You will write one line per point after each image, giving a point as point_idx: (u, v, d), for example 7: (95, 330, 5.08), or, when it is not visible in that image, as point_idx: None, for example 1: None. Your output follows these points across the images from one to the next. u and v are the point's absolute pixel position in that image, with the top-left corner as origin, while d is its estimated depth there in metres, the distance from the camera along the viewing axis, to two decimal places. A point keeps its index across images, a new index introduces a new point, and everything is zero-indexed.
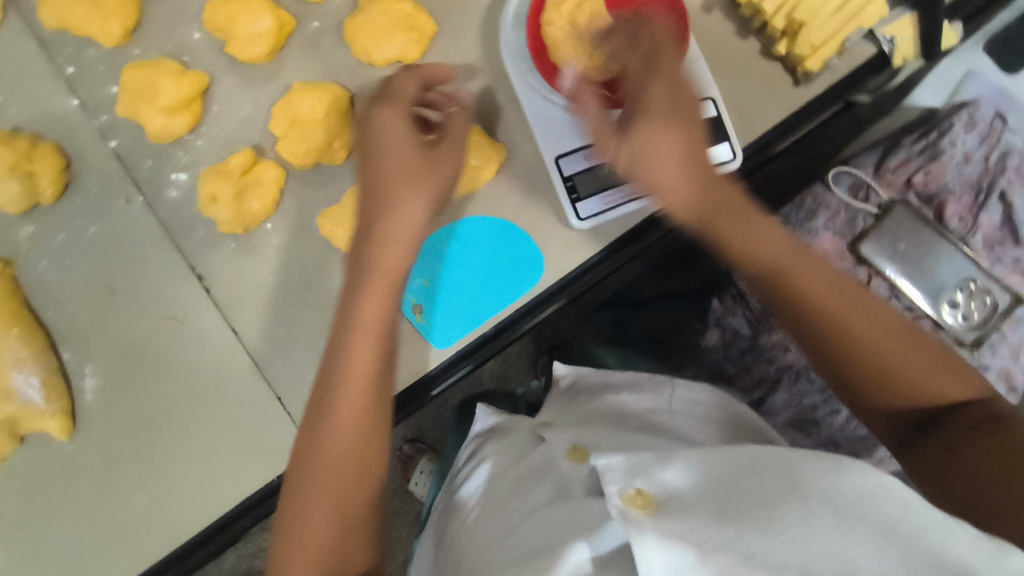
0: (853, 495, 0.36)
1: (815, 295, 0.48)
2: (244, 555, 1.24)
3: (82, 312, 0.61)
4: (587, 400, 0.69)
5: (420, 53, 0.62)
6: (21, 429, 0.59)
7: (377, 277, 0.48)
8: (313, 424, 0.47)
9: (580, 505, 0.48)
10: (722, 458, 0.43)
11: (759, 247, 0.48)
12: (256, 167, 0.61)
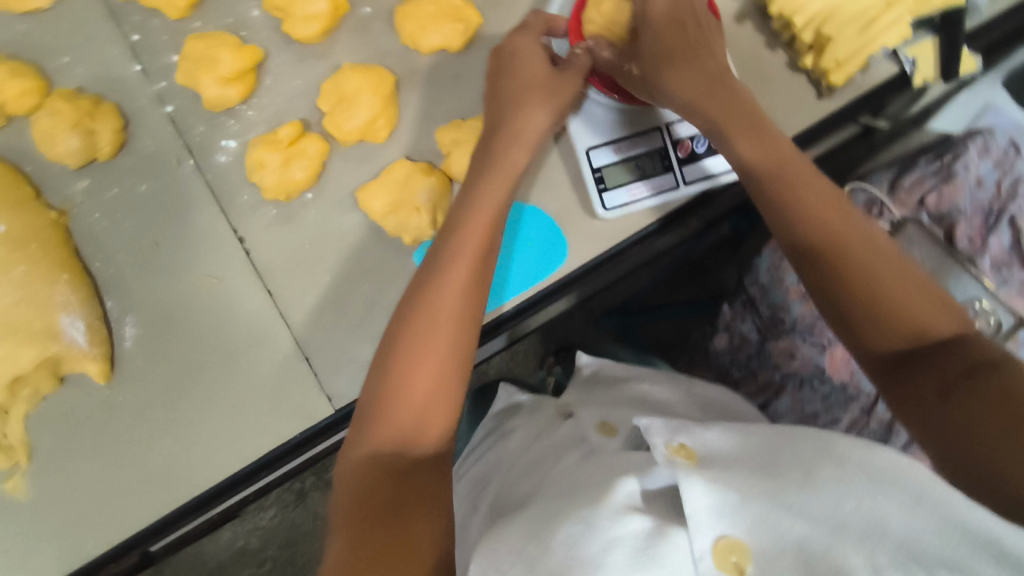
0: (890, 467, 0.40)
1: (822, 217, 0.52)
2: (242, 531, 1.27)
3: (128, 264, 0.64)
4: (607, 385, 0.75)
5: (464, 45, 0.66)
6: (63, 370, 0.62)
7: (467, 237, 0.54)
8: (398, 357, 0.51)
9: (619, 460, 0.54)
10: (761, 433, 0.49)
11: (767, 146, 0.54)
12: (302, 139, 0.64)
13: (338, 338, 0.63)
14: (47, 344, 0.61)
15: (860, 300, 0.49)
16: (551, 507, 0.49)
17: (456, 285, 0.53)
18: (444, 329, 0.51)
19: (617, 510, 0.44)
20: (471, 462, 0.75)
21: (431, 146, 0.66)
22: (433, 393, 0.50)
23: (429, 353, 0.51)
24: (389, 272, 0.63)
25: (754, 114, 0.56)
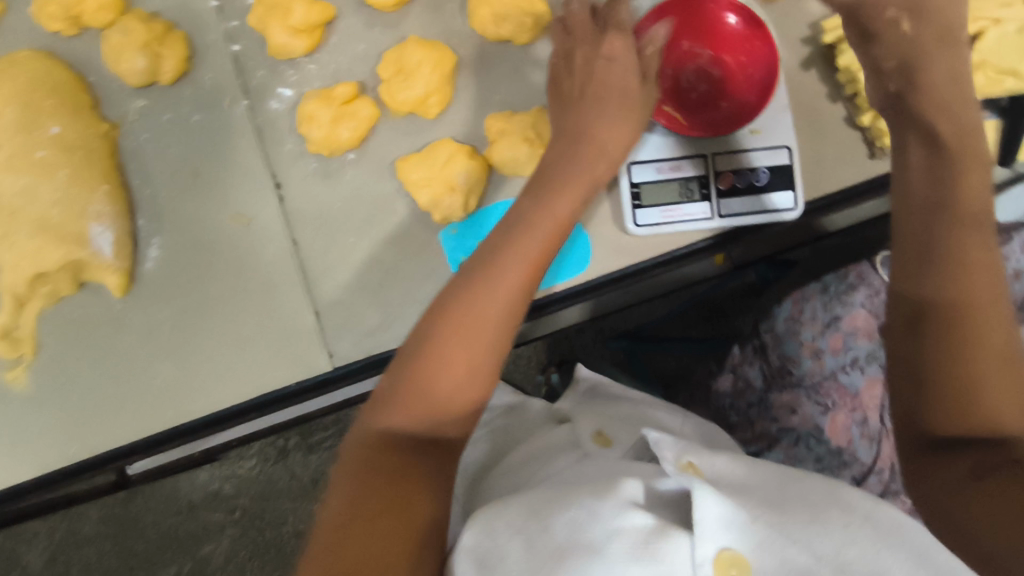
0: (888, 525, 0.44)
1: (965, 259, 0.48)
2: (218, 475, 1.29)
3: (166, 189, 0.66)
4: (605, 401, 0.74)
5: (530, 40, 0.66)
6: (83, 276, 0.63)
7: (532, 226, 0.54)
8: (449, 319, 0.52)
9: (625, 465, 0.54)
10: (764, 470, 0.50)
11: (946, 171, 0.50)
12: (355, 101, 0.65)
13: (351, 299, 0.64)
14: (75, 249, 0.62)
15: (952, 363, 0.46)
16: (550, 493, 0.50)
17: (518, 267, 0.53)
18: (498, 306, 0.52)
19: (620, 504, 0.45)
20: None
21: (478, 132, 0.66)
22: (473, 364, 0.51)
23: (480, 323, 0.51)
24: (414, 245, 0.64)
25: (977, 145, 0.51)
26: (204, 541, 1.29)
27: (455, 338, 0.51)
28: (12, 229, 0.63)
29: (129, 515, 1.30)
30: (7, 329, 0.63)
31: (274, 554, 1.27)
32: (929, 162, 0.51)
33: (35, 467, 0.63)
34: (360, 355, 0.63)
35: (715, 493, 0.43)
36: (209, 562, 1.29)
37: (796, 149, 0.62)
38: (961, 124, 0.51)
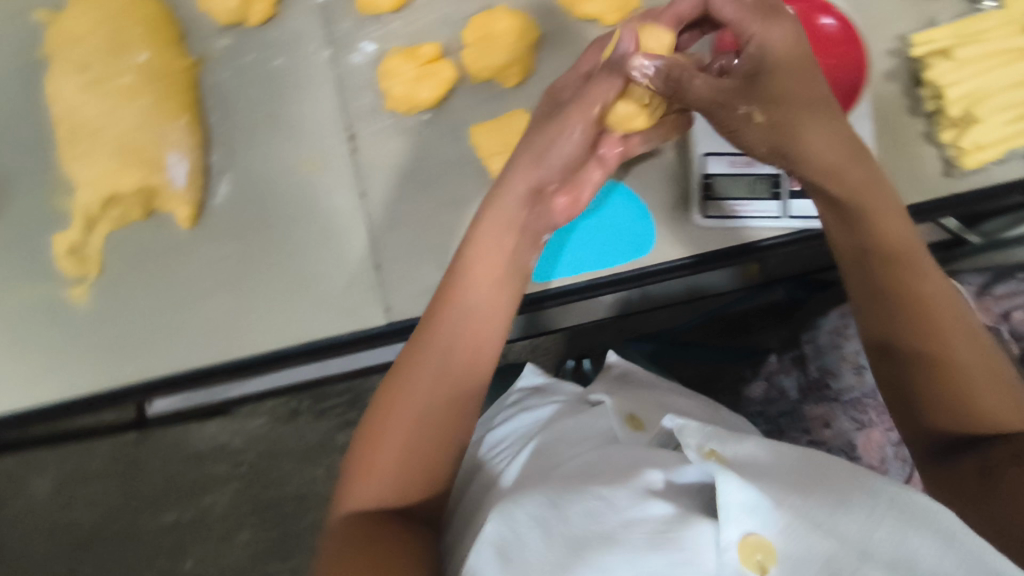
0: (923, 506, 0.40)
1: (913, 302, 0.48)
2: (228, 428, 1.28)
3: (241, 127, 0.66)
4: (635, 388, 0.74)
5: (616, 21, 0.66)
6: (154, 203, 0.64)
7: (483, 244, 0.52)
8: (389, 387, 0.50)
9: (649, 452, 0.53)
10: (790, 450, 0.47)
11: (883, 229, 0.49)
12: (438, 62, 0.66)
13: (412, 255, 0.64)
14: (150, 174, 0.63)
15: (927, 370, 0.46)
16: (572, 485, 0.50)
17: (453, 323, 0.50)
18: (437, 367, 0.49)
19: (635, 495, 0.45)
20: (486, 428, 0.74)
21: None
22: (427, 418, 0.48)
23: (421, 386, 0.48)
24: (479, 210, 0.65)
25: (882, 193, 0.49)
26: (205, 492, 1.28)
27: (395, 408, 0.48)
28: (93, 148, 0.64)
29: (136, 457, 1.29)
30: (75, 246, 0.64)
31: (273, 514, 1.27)
32: (845, 225, 0.51)
33: (85, 384, 0.63)
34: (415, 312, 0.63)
35: (736, 478, 0.40)
36: (209, 512, 1.28)
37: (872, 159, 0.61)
38: (868, 179, 0.49)
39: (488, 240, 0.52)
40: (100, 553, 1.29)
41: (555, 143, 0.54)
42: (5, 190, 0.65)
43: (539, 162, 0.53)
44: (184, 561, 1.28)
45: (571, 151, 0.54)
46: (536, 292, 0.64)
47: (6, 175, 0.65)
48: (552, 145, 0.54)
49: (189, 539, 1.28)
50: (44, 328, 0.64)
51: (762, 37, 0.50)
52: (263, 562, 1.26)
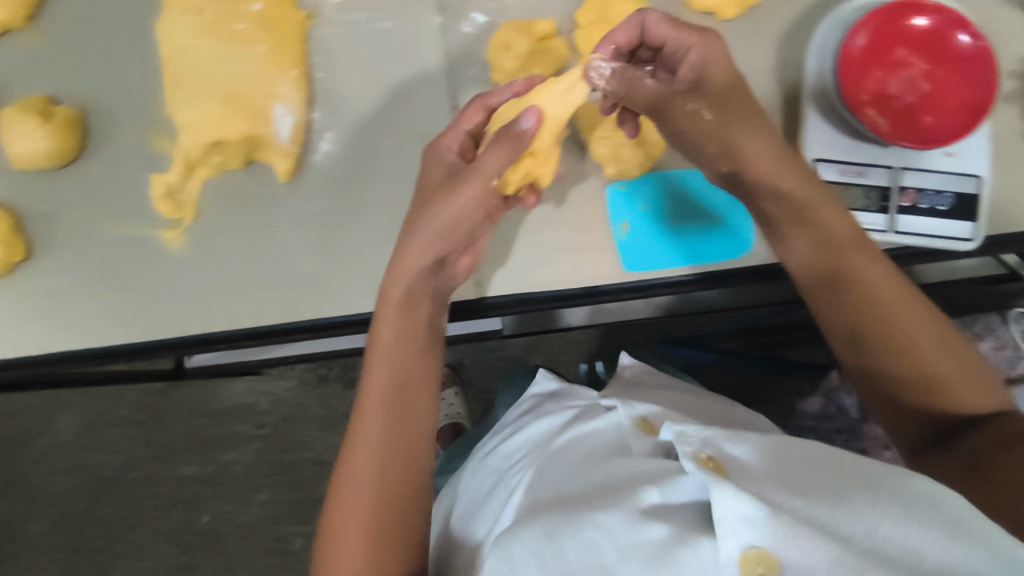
0: (918, 498, 0.41)
1: (862, 310, 0.52)
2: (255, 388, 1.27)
3: (347, 86, 0.66)
4: (646, 388, 0.73)
5: (734, 15, 0.66)
6: (255, 155, 0.64)
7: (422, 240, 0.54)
8: (341, 474, 0.53)
9: (655, 463, 0.55)
10: (788, 448, 0.47)
11: (826, 239, 0.54)
12: (552, 40, 0.65)
13: (508, 232, 0.64)
14: (255, 126, 0.63)
15: (903, 374, 0.50)
16: (573, 508, 0.54)
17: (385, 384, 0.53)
18: (374, 440, 0.52)
19: (635, 520, 0.49)
20: (503, 437, 0.74)
21: None
22: (377, 480, 0.51)
23: (360, 459, 0.52)
24: (580, 194, 0.65)
25: (817, 193, 0.54)
26: (226, 449, 1.26)
27: (348, 492, 0.52)
28: (198, 95, 0.63)
29: (162, 407, 1.28)
30: (173, 189, 0.64)
31: (293, 476, 1.26)
32: (805, 240, 0.55)
33: (174, 329, 0.64)
34: (505, 289, 0.64)
35: (732, 490, 0.40)
36: (229, 469, 1.26)
37: (986, 180, 0.60)
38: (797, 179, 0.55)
39: (386, 326, 0.54)
40: (118, 500, 1.27)
41: (456, 203, 0.53)
42: (109, 124, 0.66)
43: (445, 225, 0.53)
44: (201, 515, 1.26)
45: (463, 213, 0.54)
46: (494, 298, 0.64)
47: (111, 111, 0.66)
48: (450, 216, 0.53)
49: (206, 493, 1.26)
50: (141, 267, 0.65)
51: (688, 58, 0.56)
52: (279, 523, 1.25)
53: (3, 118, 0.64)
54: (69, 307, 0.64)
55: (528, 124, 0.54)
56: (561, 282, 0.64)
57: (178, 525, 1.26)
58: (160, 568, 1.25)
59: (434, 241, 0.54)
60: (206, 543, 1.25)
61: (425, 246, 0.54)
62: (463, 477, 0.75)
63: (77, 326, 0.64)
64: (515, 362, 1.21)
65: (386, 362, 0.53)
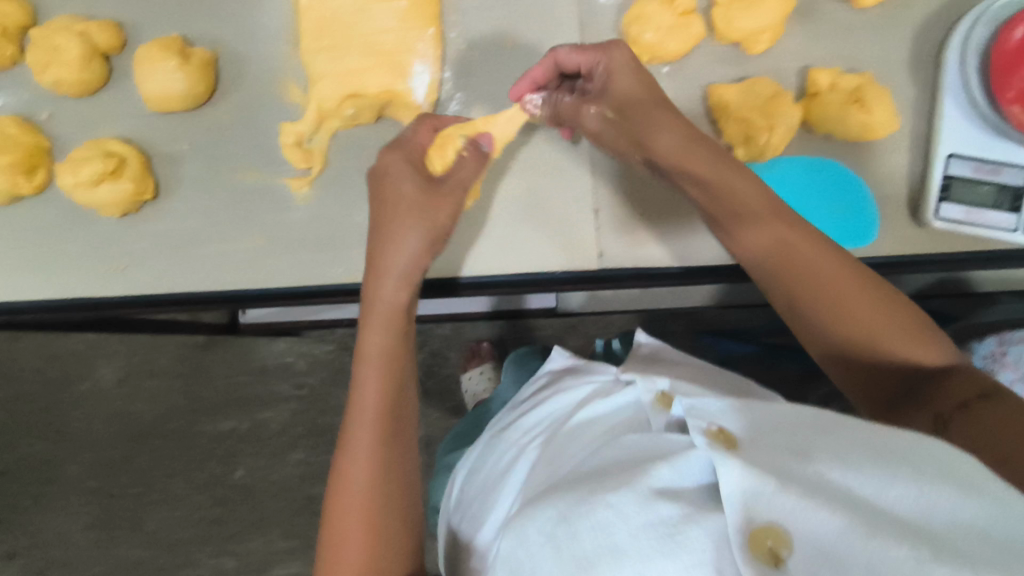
0: (932, 457, 0.35)
1: (799, 283, 0.50)
2: (296, 349, 1.21)
3: (479, 47, 0.66)
4: (666, 367, 0.68)
5: (875, 4, 0.65)
6: (386, 111, 0.65)
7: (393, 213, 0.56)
8: (337, 474, 0.53)
9: (663, 437, 0.51)
10: (786, 412, 0.44)
11: (755, 213, 0.52)
12: (692, 15, 0.65)
13: (632, 209, 0.65)
14: (396, 80, 0.64)
15: (851, 340, 0.49)
16: (581, 486, 0.48)
17: (377, 355, 0.54)
18: (369, 440, 0.53)
19: (644, 495, 0.42)
20: (522, 415, 0.72)
21: (800, 81, 0.66)
22: (377, 476, 0.52)
23: (359, 462, 0.52)
24: None
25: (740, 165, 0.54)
26: (265, 407, 1.23)
27: (346, 492, 0.52)
28: (342, 47, 0.64)
29: (201, 364, 1.21)
30: (303, 139, 0.64)
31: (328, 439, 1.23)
32: (745, 219, 0.53)
33: (291, 278, 0.64)
34: (628, 265, 0.65)
35: (736, 465, 0.39)
36: (265, 428, 1.23)
37: None
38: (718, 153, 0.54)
39: (374, 330, 0.55)
40: (156, 450, 1.23)
41: (448, 214, 0.57)
42: (239, 70, 0.66)
43: (431, 226, 0.56)
44: (235, 469, 1.24)
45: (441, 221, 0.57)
46: (468, 278, 0.65)
47: (242, 54, 0.66)
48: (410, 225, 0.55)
49: (242, 449, 1.24)
50: (258, 212, 0.65)
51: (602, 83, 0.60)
52: (312, 483, 1.23)
53: (139, 57, 0.64)
54: (190, 250, 0.64)
55: (489, 148, 0.63)
56: (684, 259, 0.64)
57: (213, 477, 1.24)
58: (191, 518, 1.24)
59: (410, 227, 0.55)
60: (240, 498, 1.24)
61: (414, 253, 0.55)
62: (479, 456, 0.73)
63: (197, 267, 0.64)
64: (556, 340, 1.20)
65: (376, 362, 0.54)
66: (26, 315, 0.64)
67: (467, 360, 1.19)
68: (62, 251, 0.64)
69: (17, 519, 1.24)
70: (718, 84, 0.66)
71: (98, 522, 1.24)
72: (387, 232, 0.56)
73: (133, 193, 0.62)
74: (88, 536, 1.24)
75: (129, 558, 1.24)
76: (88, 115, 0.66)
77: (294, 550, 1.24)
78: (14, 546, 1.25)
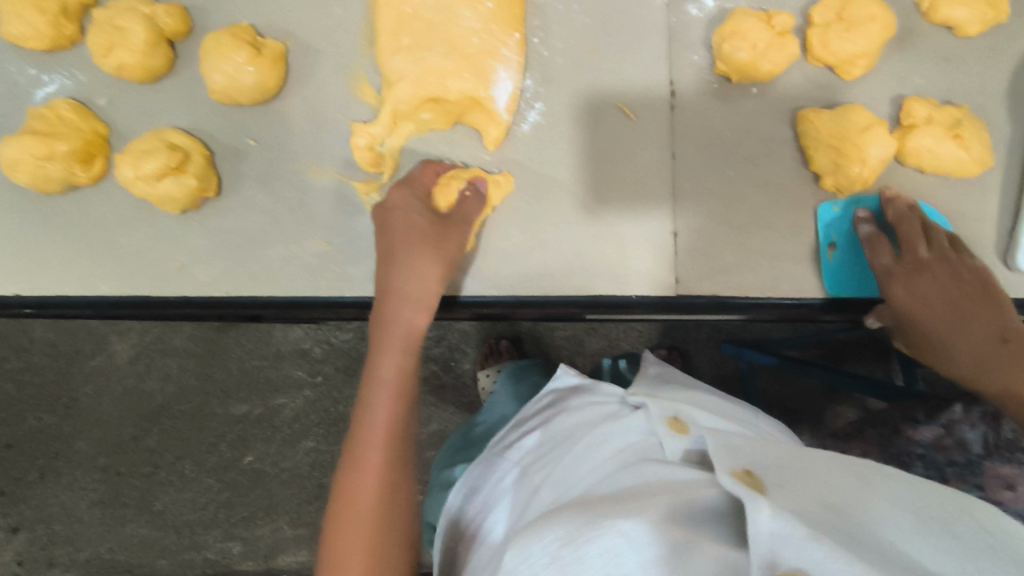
0: (936, 515, 0.42)
1: (970, 367, 0.55)
2: (314, 333, 1.08)
3: (562, 56, 0.64)
4: (676, 388, 0.64)
5: (976, 32, 0.62)
6: (464, 118, 0.63)
7: (417, 240, 0.57)
8: (343, 487, 0.51)
9: (676, 472, 0.51)
10: (801, 467, 0.47)
11: (918, 305, 0.57)
12: (788, 35, 0.62)
13: (712, 231, 0.62)
14: (479, 85, 0.62)
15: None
16: (591, 508, 0.48)
17: (397, 368, 0.54)
18: (377, 462, 0.51)
19: (651, 526, 0.44)
20: (516, 434, 0.65)
21: (892, 110, 0.63)
22: (382, 497, 0.50)
23: (366, 484, 0.50)
24: (790, 200, 0.62)
25: (926, 258, 0.57)
26: (280, 391, 1.09)
27: (348, 512, 0.50)
28: (423, 49, 0.63)
29: (213, 348, 1.09)
30: (376, 142, 0.62)
31: (341, 429, 1.09)
32: (907, 298, 0.57)
33: (357, 288, 0.61)
34: (705, 292, 0.62)
35: (769, 508, 0.40)
36: (279, 415, 1.09)
37: None
38: (908, 247, 0.58)
39: (390, 356, 0.54)
40: (167, 430, 1.10)
41: (458, 244, 0.59)
42: (310, 64, 0.63)
43: (447, 257, 0.58)
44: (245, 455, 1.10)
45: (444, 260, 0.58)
46: (470, 296, 0.62)
47: (315, 49, 0.63)
48: (417, 262, 0.56)
49: (254, 434, 1.09)
50: (324, 214, 0.62)
51: (900, 298, 0.57)
52: (325, 473, 1.09)
53: (208, 44, 0.61)
54: (252, 250, 0.62)
55: (484, 187, 0.61)
56: (764, 288, 0.62)
57: (221, 462, 1.09)
58: (198, 502, 1.09)
59: (424, 254, 0.57)
60: (250, 483, 1.09)
61: (434, 281, 0.57)
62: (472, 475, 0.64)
63: (260, 271, 0.62)
64: (574, 345, 1.09)
65: (389, 387, 0.53)
66: (79, 310, 0.61)
67: (483, 357, 1.07)
68: (120, 243, 0.62)
69: (22, 492, 1.10)
70: (810, 108, 0.63)
71: (104, 500, 1.10)
72: (407, 259, 0.56)
73: (196, 189, 0.60)
74: (93, 515, 1.10)
75: (133, 540, 1.10)
76: (150, 103, 0.63)
77: (303, 540, 1.09)
78: (20, 519, 1.10)
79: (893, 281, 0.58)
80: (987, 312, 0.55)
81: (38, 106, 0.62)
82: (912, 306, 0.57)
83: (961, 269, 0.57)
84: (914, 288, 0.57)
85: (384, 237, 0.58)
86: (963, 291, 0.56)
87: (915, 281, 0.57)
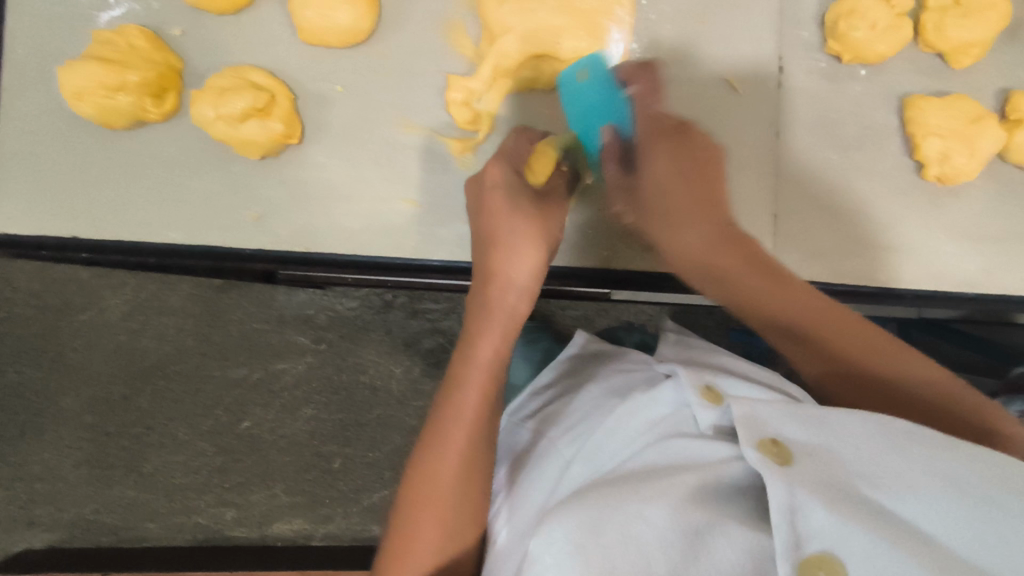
0: (963, 474, 0.33)
1: (708, 268, 0.50)
2: (317, 298, 1.02)
3: (670, 22, 0.61)
4: (701, 357, 0.57)
5: None
6: None
7: (497, 217, 0.52)
8: (417, 460, 0.49)
9: (704, 445, 0.43)
10: (839, 428, 0.37)
11: (654, 176, 0.51)
12: (905, 17, 0.60)
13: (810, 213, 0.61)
14: (592, 46, 0.59)
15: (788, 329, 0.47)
16: (613, 480, 0.43)
17: (490, 350, 0.51)
18: (462, 443, 0.48)
19: (677, 501, 0.39)
20: (536, 399, 0.61)
21: (997, 104, 0.62)
22: (460, 478, 0.48)
23: (442, 461, 0.48)
24: (891, 188, 0.61)
25: (690, 150, 0.51)
26: (281, 356, 1.03)
27: (424, 484, 0.48)
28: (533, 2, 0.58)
29: (219, 306, 1.03)
30: (472, 96, 0.59)
31: (343, 397, 1.02)
32: (671, 169, 0.50)
33: (437, 250, 0.58)
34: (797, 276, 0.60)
35: (789, 489, 0.35)
36: (279, 381, 1.03)
37: None
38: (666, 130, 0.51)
39: (488, 338, 0.51)
40: (160, 391, 1.03)
41: (558, 223, 0.55)
42: (408, 11, 0.59)
43: (547, 239, 0.53)
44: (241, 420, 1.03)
45: (547, 240, 0.53)
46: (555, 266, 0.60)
47: None
48: (512, 235, 0.52)
49: (252, 399, 1.03)
50: (403, 170, 0.58)
51: (650, 166, 0.51)
52: (326, 444, 1.03)
53: None
54: (318, 204, 0.58)
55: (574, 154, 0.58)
56: (856, 276, 0.60)
57: (217, 427, 1.03)
58: (192, 466, 1.03)
59: (520, 230, 0.52)
60: (246, 449, 1.03)
61: (535, 264, 0.52)
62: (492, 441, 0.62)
63: (326, 224, 0.57)
64: (587, 326, 1.06)
65: (484, 370, 0.50)
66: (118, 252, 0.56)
67: None
68: (170, 183, 0.57)
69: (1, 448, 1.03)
70: (919, 96, 0.61)
71: (91, 459, 1.03)
72: (510, 244, 0.52)
73: (280, 136, 0.56)
74: (78, 475, 1.03)
75: (120, 502, 1.03)
76: (227, 36, 0.58)
77: (298, 510, 1.02)
78: None
79: (653, 149, 0.51)
80: (702, 200, 0.51)
81: (102, 30, 0.56)
82: (663, 178, 0.51)
83: (693, 146, 0.51)
84: (670, 167, 0.51)
85: (479, 207, 0.54)
86: (701, 182, 0.51)
87: (652, 158, 0.51)
